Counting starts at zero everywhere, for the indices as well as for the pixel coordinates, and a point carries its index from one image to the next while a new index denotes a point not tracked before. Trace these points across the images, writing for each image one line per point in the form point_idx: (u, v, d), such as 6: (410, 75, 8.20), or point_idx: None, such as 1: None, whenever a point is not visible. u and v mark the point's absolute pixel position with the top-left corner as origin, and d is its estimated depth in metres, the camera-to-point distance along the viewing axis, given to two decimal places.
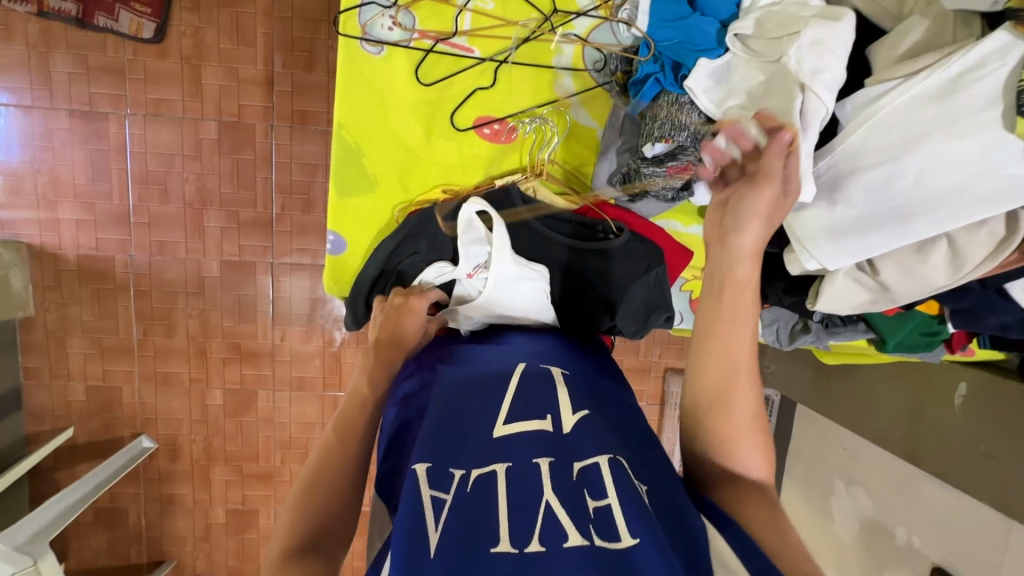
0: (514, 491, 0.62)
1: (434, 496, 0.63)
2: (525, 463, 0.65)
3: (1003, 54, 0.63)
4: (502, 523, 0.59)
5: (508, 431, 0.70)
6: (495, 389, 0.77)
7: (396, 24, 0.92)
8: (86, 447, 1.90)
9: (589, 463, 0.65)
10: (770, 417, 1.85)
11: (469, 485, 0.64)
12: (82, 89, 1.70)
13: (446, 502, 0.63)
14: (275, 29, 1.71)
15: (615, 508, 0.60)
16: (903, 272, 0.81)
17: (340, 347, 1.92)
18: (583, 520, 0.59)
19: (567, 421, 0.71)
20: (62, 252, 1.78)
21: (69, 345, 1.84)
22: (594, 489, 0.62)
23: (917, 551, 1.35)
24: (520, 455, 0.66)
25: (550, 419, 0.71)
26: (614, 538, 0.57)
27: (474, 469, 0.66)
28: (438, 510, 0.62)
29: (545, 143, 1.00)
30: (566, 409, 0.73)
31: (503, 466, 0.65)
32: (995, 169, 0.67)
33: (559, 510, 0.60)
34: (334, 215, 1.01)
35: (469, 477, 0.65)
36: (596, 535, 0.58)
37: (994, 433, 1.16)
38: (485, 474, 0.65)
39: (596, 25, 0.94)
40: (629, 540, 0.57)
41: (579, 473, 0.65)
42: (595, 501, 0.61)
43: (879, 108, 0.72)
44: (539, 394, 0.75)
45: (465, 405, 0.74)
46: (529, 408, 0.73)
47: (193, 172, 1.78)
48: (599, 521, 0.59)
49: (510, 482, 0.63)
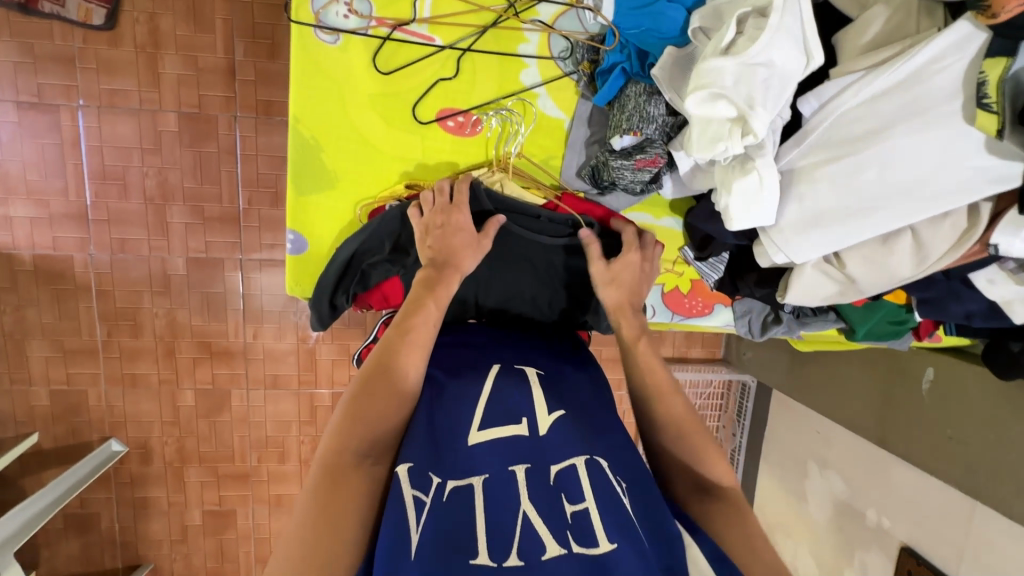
0: (493, 503, 0.61)
1: (415, 496, 0.61)
2: (502, 473, 0.64)
3: (963, 46, 0.63)
4: (480, 533, 0.58)
5: (486, 436, 0.68)
6: (469, 387, 0.75)
7: (351, 11, 0.87)
8: (53, 453, 1.84)
9: (565, 466, 0.65)
10: (747, 403, 1.88)
11: (446, 493, 0.62)
12: (29, 79, 1.61)
13: (426, 504, 0.61)
14: (234, 15, 1.63)
15: (593, 513, 0.60)
16: (869, 264, 0.81)
17: (315, 343, 1.88)
18: (561, 527, 0.59)
19: (544, 423, 0.70)
20: (16, 252, 1.71)
21: (29, 348, 1.77)
22: (572, 493, 0.62)
23: (886, 532, 1.38)
24: (495, 464, 0.65)
25: (527, 423, 0.70)
26: (592, 543, 0.58)
27: (450, 480, 0.63)
28: (418, 512, 0.60)
29: (510, 135, 0.98)
30: (541, 409, 0.72)
31: (480, 479, 0.63)
32: (955, 162, 0.67)
33: (536, 517, 0.60)
34: (294, 214, 0.98)
35: (446, 484, 0.63)
36: (574, 542, 0.58)
37: (958, 418, 1.18)
38: (462, 484, 0.63)
39: (561, 12, 0.91)
40: (607, 545, 0.57)
41: (556, 477, 0.64)
42: (572, 505, 0.61)
43: (844, 100, 0.71)
44: (512, 398, 0.73)
45: (443, 408, 0.72)
46: (503, 414, 0.71)
47: (154, 166, 1.71)
48: (577, 527, 0.59)
49: (488, 495, 0.62)
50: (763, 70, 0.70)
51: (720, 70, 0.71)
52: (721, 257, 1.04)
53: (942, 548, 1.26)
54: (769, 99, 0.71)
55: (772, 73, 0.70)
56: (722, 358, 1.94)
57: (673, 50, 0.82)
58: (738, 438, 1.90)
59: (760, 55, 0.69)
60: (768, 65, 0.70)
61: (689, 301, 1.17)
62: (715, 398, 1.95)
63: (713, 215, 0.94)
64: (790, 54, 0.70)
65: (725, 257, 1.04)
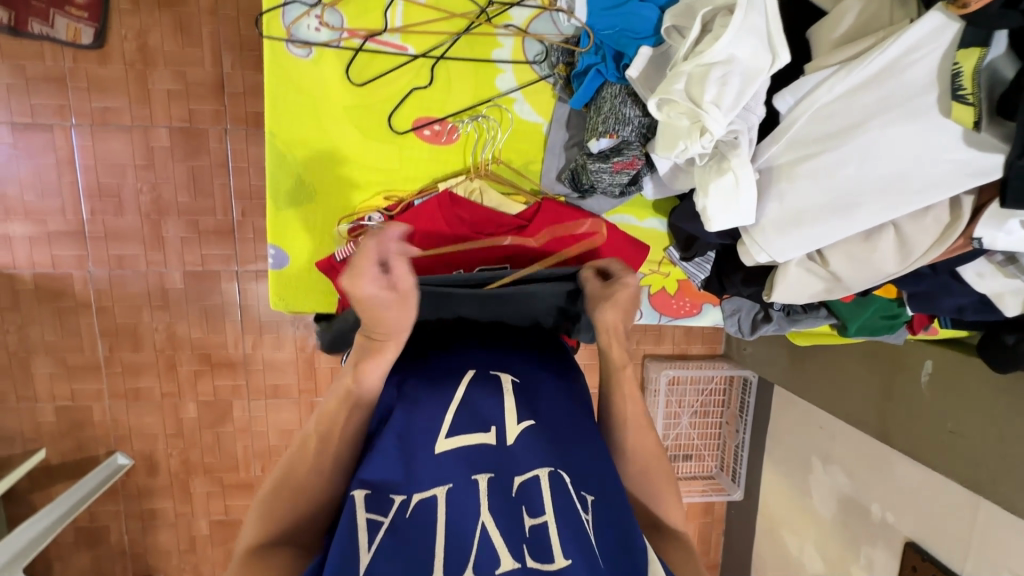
0: (453, 516, 0.60)
1: (371, 519, 0.60)
2: (463, 481, 0.63)
3: (936, 36, 0.62)
4: (437, 552, 0.57)
5: (451, 445, 0.67)
6: (442, 393, 0.73)
7: (323, 24, 0.87)
8: (60, 468, 1.87)
9: (529, 477, 0.65)
10: (749, 399, 1.87)
11: (409, 509, 0.61)
12: (22, 101, 1.63)
13: (384, 525, 0.60)
14: (221, 28, 1.64)
15: (551, 526, 0.61)
16: (853, 262, 0.79)
17: (315, 351, 1.89)
18: (519, 541, 0.59)
19: (512, 431, 0.69)
20: (17, 272, 1.73)
21: (33, 365, 1.79)
22: (534, 507, 0.62)
23: (891, 527, 1.36)
24: (458, 474, 0.64)
25: (495, 432, 0.69)
26: (548, 559, 0.58)
27: (414, 494, 0.62)
28: (372, 535, 0.59)
29: (487, 141, 0.98)
30: (511, 417, 0.71)
31: (444, 489, 0.62)
32: (933, 155, 0.65)
33: (495, 530, 0.59)
34: (273, 230, 0.98)
35: (410, 500, 0.62)
36: (530, 557, 0.58)
37: (959, 410, 1.15)
38: (425, 498, 0.62)
39: (535, 15, 0.90)
40: (561, 562, 0.58)
41: (519, 489, 0.64)
42: (532, 519, 0.61)
43: (819, 95, 0.70)
44: (483, 407, 0.72)
45: (411, 415, 0.70)
46: (471, 421, 0.70)
47: (147, 182, 1.72)
48: (535, 542, 0.60)
49: (449, 506, 0.61)
50: (721, 70, 0.72)
51: (677, 74, 0.75)
52: (708, 256, 1.03)
53: (946, 544, 1.24)
54: (727, 95, 0.72)
55: (731, 72, 0.72)
56: (723, 354, 1.92)
57: (647, 49, 0.81)
58: (740, 435, 1.88)
59: (716, 56, 0.71)
60: (726, 64, 0.71)
61: (677, 301, 1.15)
62: (717, 394, 1.92)
63: (696, 214, 0.92)
64: (751, 52, 0.71)
65: (710, 256, 1.03)
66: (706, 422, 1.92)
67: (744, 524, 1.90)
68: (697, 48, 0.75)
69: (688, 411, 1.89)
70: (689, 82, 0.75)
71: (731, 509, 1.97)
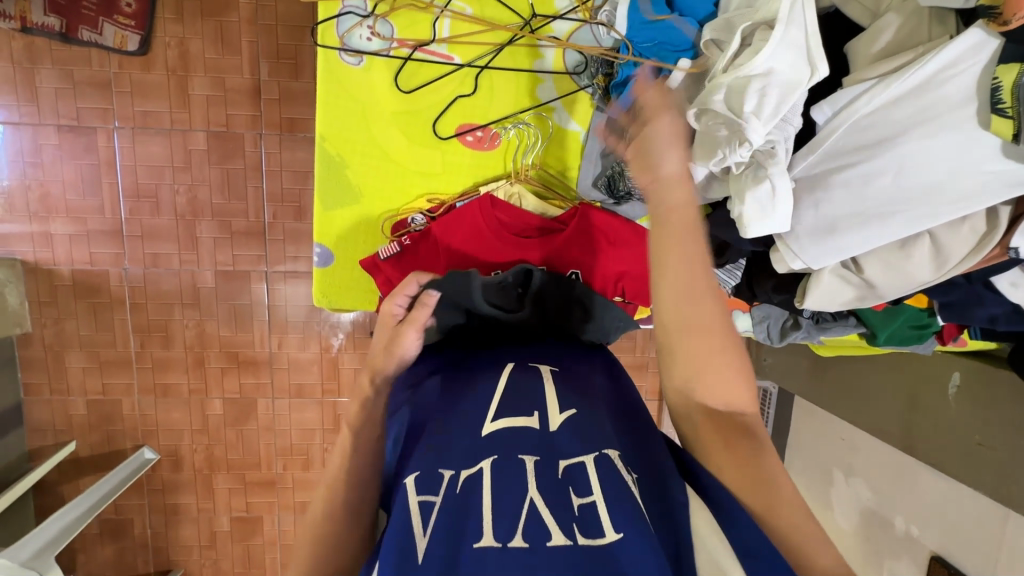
0: (501, 486, 0.63)
1: (423, 500, 0.65)
2: (510, 458, 0.66)
3: (976, 52, 0.64)
4: (487, 517, 0.61)
5: (496, 427, 0.71)
6: (484, 385, 0.78)
7: (374, 34, 0.91)
8: (89, 461, 1.91)
9: (574, 461, 0.66)
10: (769, 409, 1.85)
11: (458, 485, 0.65)
12: (69, 103, 1.70)
13: (436, 504, 0.64)
14: (259, 37, 1.70)
15: (600, 505, 0.61)
16: (888, 269, 0.81)
17: (338, 353, 1.92)
18: (568, 518, 0.60)
19: (555, 419, 0.72)
20: (57, 268, 1.79)
21: (68, 359, 1.84)
22: (580, 487, 0.64)
23: (916, 540, 1.35)
24: (505, 452, 0.67)
25: (538, 417, 0.72)
26: (599, 534, 0.59)
27: (462, 470, 0.67)
28: (426, 514, 0.64)
29: (527, 147, 1.02)
30: (552, 407, 0.74)
31: (489, 463, 0.66)
32: (971, 166, 0.67)
33: (543, 505, 0.61)
34: (321, 229, 1.03)
35: (458, 478, 0.66)
36: (580, 534, 0.59)
37: (988, 422, 1.15)
38: (472, 473, 0.66)
39: (575, 27, 0.94)
40: (612, 535, 0.58)
41: (565, 471, 0.66)
42: (580, 498, 0.63)
43: (858, 106, 0.72)
44: (527, 390, 0.76)
45: (459, 404, 0.76)
46: (514, 405, 0.74)
47: (184, 184, 1.78)
48: (584, 519, 0.61)
49: (496, 478, 0.64)
50: (760, 82, 0.74)
51: (716, 87, 0.78)
52: (739, 264, 1.04)
53: (975, 559, 1.23)
54: (767, 103, 0.74)
55: (770, 84, 0.74)
56: None
57: (686, 62, 0.85)
58: None
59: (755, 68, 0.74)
60: (765, 77, 0.74)
61: None
62: None
63: (729, 221, 0.95)
64: (790, 65, 0.73)
65: (741, 262, 1.05)
66: None
67: None
68: (736, 61, 0.78)
69: None
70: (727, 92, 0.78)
71: None
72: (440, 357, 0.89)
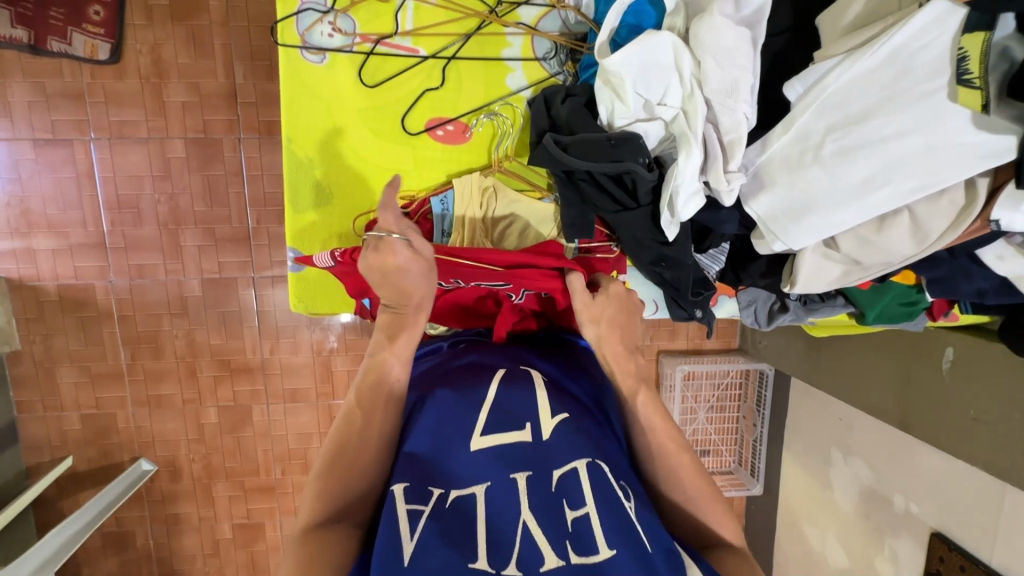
0: (491, 513, 0.66)
1: (411, 509, 0.66)
2: (503, 480, 0.68)
3: (942, 21, 0.65)
4: (480, 541, 0.63)
5: (486, 443, 0.72)
6: (475, 393, 0.79)
7: (336, 30, 0.95)
8: (87, 474, 1.90)
9: (567, 470, 0.69)
10: (766, 392, 1.86)
11: (447, 501, 0.67)
12: (43, 116, 1.67)
13: (424, 513, 0.66)
14: (232, 39, 1.67)
15: (592, 518, 0.65)
16: (862, 243, 0.83)
17: (331, 355, 1.91)
18: (560, 536, 0.64)
19: (547, 428, 0.75)
20: (41, 283, 1.77)
21: (58, 374, 1.83)
22: (573, 500, 0.67)
23: (915, 517, 1.35)
24: (496, 472, 0.69)
25: (530, 429, 0.74)
26: (592, 551, 0.62)
27: (452, 489, 0.69)
28: (414, 521, 0.65)
29: (498, 137, 1.03)
30: (544, 414, 0.76)
31: (482, 487, 0.68)
32: (944, 141, 0.68)
33: (535, 526, 0.64)
34: (292, 234, 1.04)
35: (447, 495, 0.68)
36: (573, 552, 0.62)
37: (982, 396, 1.13)
38: (463, 494, 0.68)
39: (543, 13, 0.97)
40: (605, 553, 0.62)
41: (558, 483, 0.69)
42: (573, 512, 0.66)
43: (828, 83, 0.73)
44: (519, 397, 0.78)
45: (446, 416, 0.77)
46: (507, 420, 0.75)
47: (164, 193, 1.75)
48: (576, 535, 0.64)
49: (489, 504, 0.67)
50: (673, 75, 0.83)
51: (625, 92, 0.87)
52: (722, 248, 1.03)
53: (973, 532, 1.22)
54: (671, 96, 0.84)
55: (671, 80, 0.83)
56: (739, 348, 1.92)
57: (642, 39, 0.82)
58: (759, 428, 1.87)
59: (705, 39, 0.77)
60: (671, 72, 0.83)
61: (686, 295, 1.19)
62: (734, 389, 1.92)
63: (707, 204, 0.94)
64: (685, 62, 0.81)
65: (725, 247, 1.03)
66: (723, 417, 1.92)
67: (766, 518, 1.89)
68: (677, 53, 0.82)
69: (704, 406, 1.88)
70: (636, 77, 0.85)
71: (752, 503, 1.97)
72: (436, 360, 0.92)
